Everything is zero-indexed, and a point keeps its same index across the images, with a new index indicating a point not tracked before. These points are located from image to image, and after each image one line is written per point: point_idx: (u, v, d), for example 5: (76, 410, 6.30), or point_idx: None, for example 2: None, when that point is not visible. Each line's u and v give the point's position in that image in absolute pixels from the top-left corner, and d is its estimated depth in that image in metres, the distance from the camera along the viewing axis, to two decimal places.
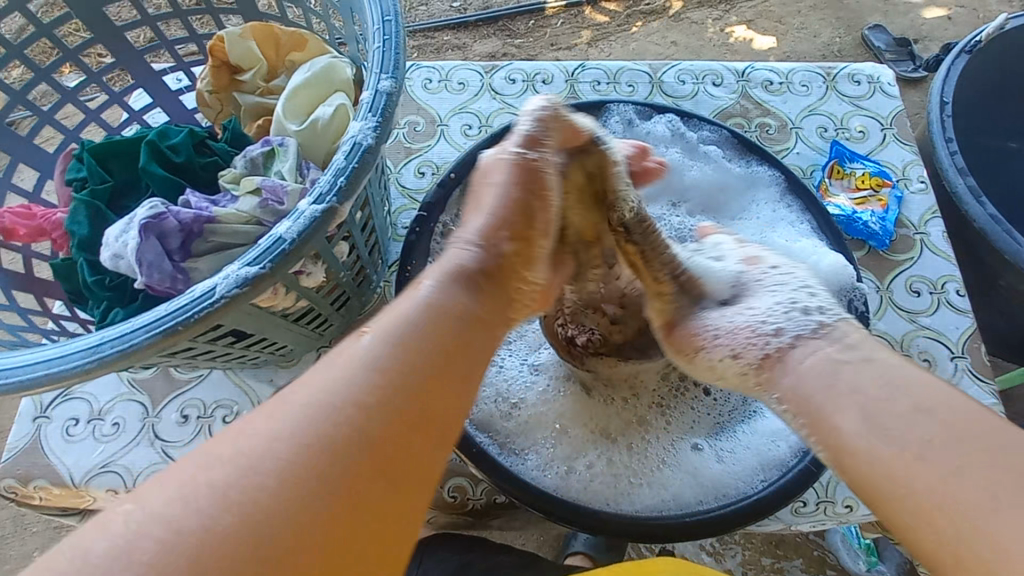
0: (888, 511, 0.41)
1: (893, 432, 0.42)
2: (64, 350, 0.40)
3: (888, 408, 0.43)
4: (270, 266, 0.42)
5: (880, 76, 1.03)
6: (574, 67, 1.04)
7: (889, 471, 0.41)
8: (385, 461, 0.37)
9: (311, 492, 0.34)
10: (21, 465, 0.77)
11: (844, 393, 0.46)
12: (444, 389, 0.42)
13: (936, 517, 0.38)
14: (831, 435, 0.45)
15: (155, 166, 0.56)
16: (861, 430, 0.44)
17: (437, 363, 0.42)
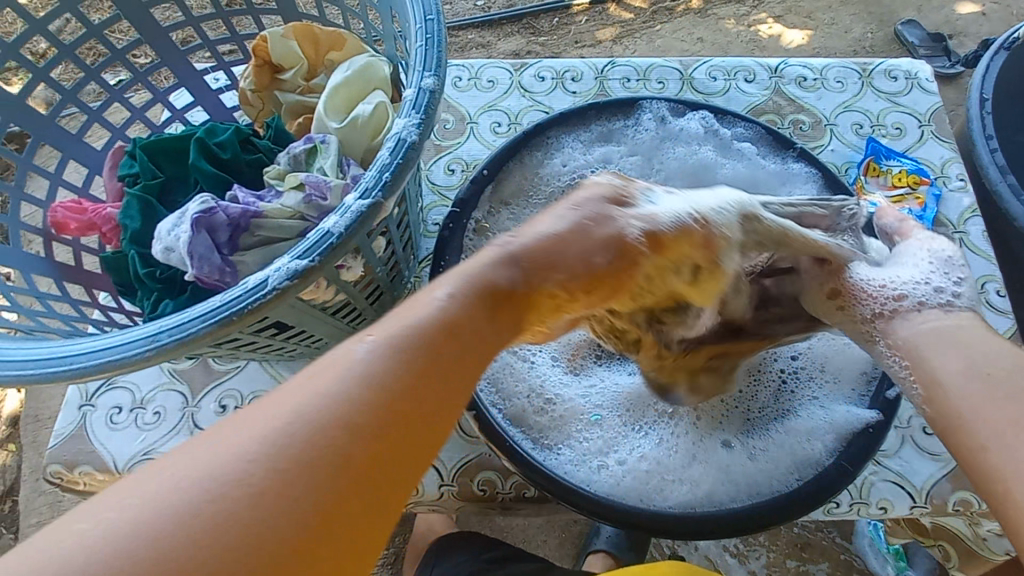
0: (966, 455, 0.45)
1: (1006, 389, 0.46)
2: (125, 338, 0.41)
3: (993, 368, 0.47)
4: (319, 259, 0.43)
5: (918, 72, 1.01)
6: (603, 64, 1.04)
7: (977, 420, 0.45)
8: (387, 447, 0.33)
9: (320, 474, 0.31)
10: (68, 450, 0.81)
11: (959, 346, 0.50)
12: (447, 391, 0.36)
13: (1004, 449, 0.43)
14: (929, 372, 0.50)
15: (203, 162, 0.58)
16: (963, 374, 0.48)
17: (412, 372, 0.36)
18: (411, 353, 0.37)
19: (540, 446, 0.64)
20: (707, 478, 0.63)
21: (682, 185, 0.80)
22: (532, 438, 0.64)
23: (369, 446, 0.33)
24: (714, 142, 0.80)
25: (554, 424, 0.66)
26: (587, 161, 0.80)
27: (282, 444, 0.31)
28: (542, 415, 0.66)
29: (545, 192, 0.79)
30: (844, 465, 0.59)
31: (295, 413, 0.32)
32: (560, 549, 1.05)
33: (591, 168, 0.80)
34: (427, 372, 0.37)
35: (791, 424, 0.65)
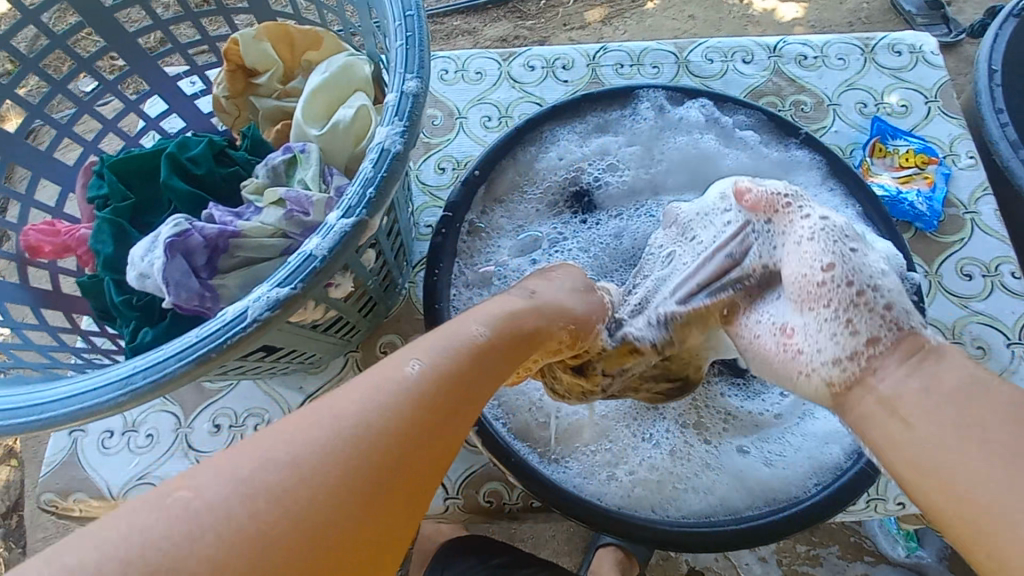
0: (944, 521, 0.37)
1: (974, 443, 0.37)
2: (98, 382, 0.39)
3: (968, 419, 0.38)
4: (301, 285, 0.40)
5: (923, 45, 0.97)
6: (595, 50, 1.00)
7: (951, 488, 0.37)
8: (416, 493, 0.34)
9: (355, 471, 0.31)
10: (61, 478, 0.78)
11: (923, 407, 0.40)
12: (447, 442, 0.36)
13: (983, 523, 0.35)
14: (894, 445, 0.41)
15: (176, 179, 0.54)
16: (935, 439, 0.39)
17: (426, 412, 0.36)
18: (456, 367, 0.40)
19: (547, 460, 0.61)
20: (722, 486, 0.60)
21: (682, 178, 0.77)
22: (539, 453, 0.62)
23: (409, 442, 0.34)
24: (715, 130, 0.76)
25: (561, 435, 0.63)
26: (583, 155, 0.76)
27: (303, 452, 0.31)
28: (548, 426, 0.64)
29: (540, 190, 0.76)
30: (865, 468, 0.57)
31: (325, 428, 0.32)
32: (569, 543, 1.03)
33: (587, 162, 0.77)
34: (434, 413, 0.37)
35: (804, 428, 0.63)
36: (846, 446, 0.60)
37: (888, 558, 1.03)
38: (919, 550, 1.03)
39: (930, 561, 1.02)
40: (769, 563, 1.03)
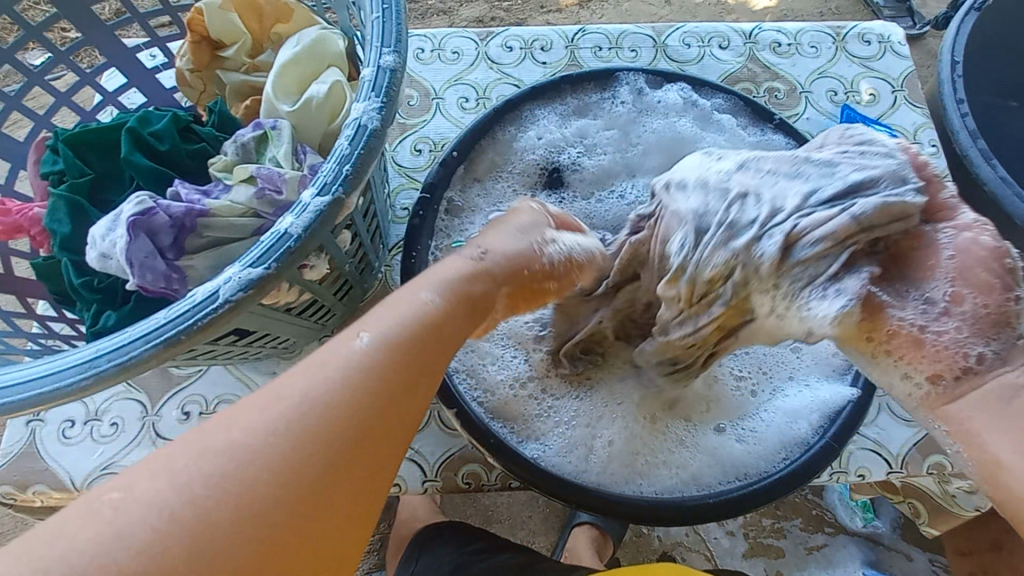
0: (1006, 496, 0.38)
1: None
2: (59, 366, 0.37)
3: None
4: (275, 265, 0.38)
5: (891, 35, 0.99)
6: (573, 32, 0.99)
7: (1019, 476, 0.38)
8: (342, 465, 0.32)
9: (308, 463, 0.31)
10: (18, 469, 0.75)
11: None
12: (380, 445, 0.34)
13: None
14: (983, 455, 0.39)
15: (138, 155, 0.51)
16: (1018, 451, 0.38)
17: (383, 395, 0.35)
18: (441, 310, 0.40)
19: (525, 440, 0.62)
20: (696, 463, 0.62)
21: (659, 160, 0.77)
22: (517, 433, 0.62)
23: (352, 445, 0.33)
24: (693, 114, 0.76)
25: (538, 415, 0.64)
26: (563, 137, 0.76)
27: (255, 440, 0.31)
28: (528, 405, 0.64)
29: (520, 167, 0.75)
30: (829, 441, 0.60)
31: (300, 399, 0.33)
32: (545, 523, 1.05)
33: (566, 143, 0.76)
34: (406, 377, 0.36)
35: (776, 406, 0.65)
36: (815, 422, 0.62)
37: (846, 528, 1.08)
38: (875, 521, 1.08)
39: (884, 530, 1.08)
40: (736, 537, 1.07)
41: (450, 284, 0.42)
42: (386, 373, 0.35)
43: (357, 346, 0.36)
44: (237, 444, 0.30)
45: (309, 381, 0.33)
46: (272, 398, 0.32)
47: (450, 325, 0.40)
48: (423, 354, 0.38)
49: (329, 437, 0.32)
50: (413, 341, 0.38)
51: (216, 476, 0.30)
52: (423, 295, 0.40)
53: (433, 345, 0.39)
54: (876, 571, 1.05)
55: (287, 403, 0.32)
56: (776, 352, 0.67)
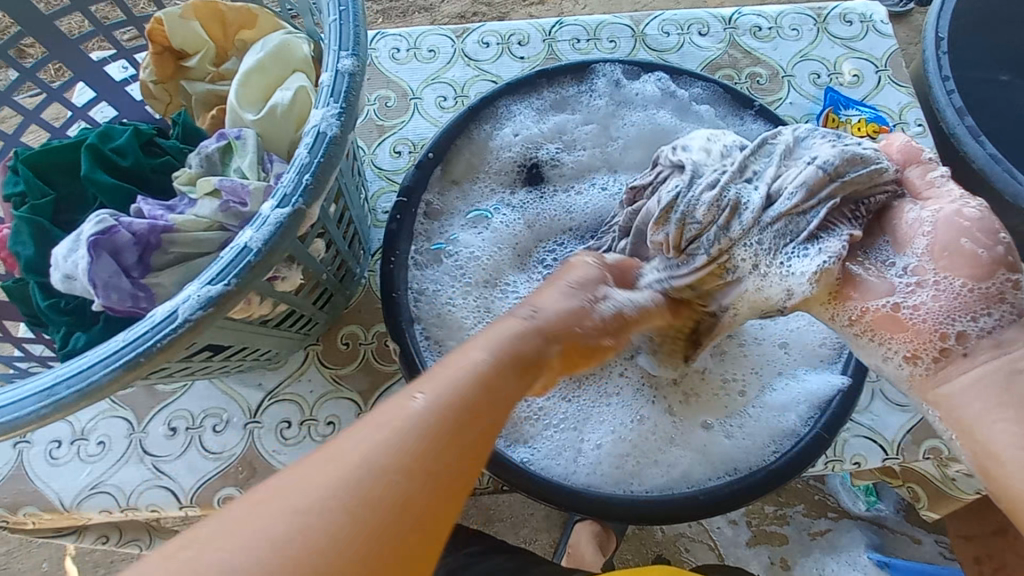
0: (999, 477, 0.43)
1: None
2: (18, 394, 0.36)
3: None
4: (236, 281, 0.37)
5: (873, 14, 0.98)
6: (551, 24, 0.97)
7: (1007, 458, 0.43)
8: (400, 547, 0.30)
9: (360, 547, 0.29)
10: (7, 492, 0.74)
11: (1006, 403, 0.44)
12: (433, 522, 0.32)
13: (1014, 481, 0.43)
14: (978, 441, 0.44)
15: (100, 172, 0.50)
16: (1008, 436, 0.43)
17: (442, 470, 0.33)
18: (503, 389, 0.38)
19: (515, 444, 0.61)
20: (685, 460, 0.61)
21: (638, 154, 0.75)
22: (504, 436, 0.61)
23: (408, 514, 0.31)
24: (672, 104, 0.75)
25: (527, 418, 0.63)
26: (541, 133, 0.75)
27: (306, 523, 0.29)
28: (516, 408, 0.63)
29: (498, 166, 0.74)
30: (819, 431, 0.59)
31: (349, 479, 0.31)
32: (548, 520, 1.05)
33: (544, 138, 0.75)
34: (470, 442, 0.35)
35: (766, 400, 0.64)
36: (804, 414, 0.62)
37: (849, 513, 1.07)
38: (879, 504, 1.07)
39: (887, 513, 1.07)
40: (739, 526, 1.07)
41: (503, 347, 0.40)
42: (453, 455, 0.34)
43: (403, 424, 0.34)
44: (317, 504, 0.30)
45: (365, 445, 0.32)
46: (320, 473, 0.31)
47: (500, 399, 0.38)
48: (479, 434, 0.36)
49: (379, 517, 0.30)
50: (469, 408, 0.36)
51: (254, 560, 0.28)
52: (478, 353, 0.39)
53: (503, 406, 0.38)
54: (880, 554, 1.05)
55: (327, 487, 0.31)
56: (766, 347, 0.66)
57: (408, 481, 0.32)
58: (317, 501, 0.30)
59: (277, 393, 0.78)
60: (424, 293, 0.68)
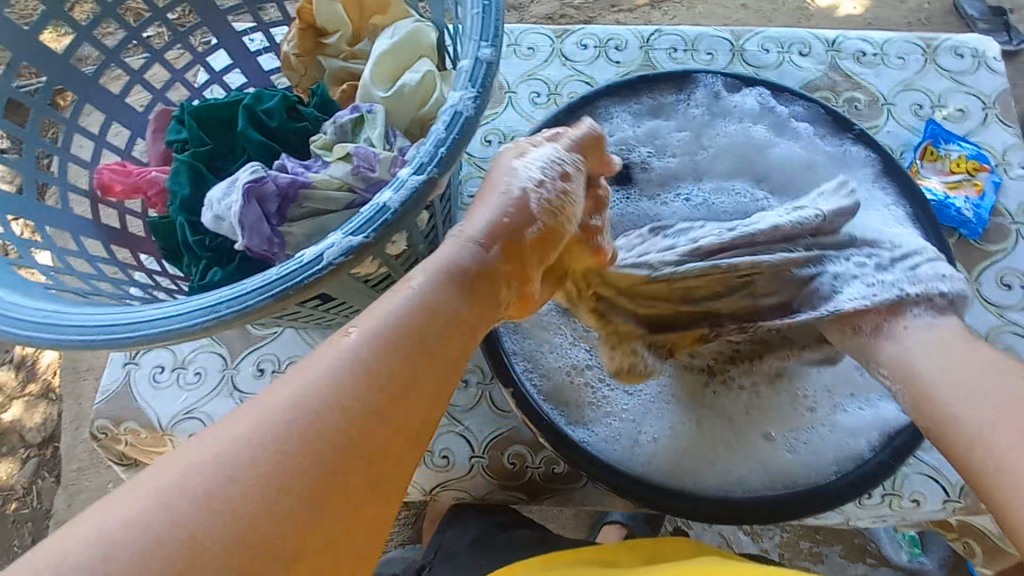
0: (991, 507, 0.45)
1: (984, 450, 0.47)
2: (184, 307, 0.42)
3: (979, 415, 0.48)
4: (373, 235, 0.42)
5: (987, 50, 0.95)
6: (649, 33, 1.00)
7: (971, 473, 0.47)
8: (341, 480, 0.34)
9: (298, 476, 0.33)
10: (113, 406, 0.83)
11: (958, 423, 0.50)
12: (385, 457, 0.36)
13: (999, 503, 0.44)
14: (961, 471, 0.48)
15: (251, 130, 0.57)
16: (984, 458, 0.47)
17: (371, 412, 0.36)
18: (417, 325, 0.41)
19: (576, 425, 0.64)
20: (742, 467, 0.62)
21: (728, 164, 0.75)
22: (567, 416, 0.64)
23: (344, 447, 0.35)
24: (770, 120, 0.76)
25: (588, 401, 0.65)
26: (635, 135, 0.76)
27: (234, 471, 0.32)
28: (581, 391, 0.66)
29: None
30: (887, 459, 0.59)
31: (265, 420, 0.34)
32: (576, 519, 1.08)
33: (637, 140, 0.76)
34: (402, 364, 0.39)
35: (836, 420, 0.64)
36: (872, 441, 0.62)
37: (891, 562, 1.04)
38: (923, 556, 1.03)
39: (932, 568, 1.01)
40: (770, 555, 1.06)
41: (439, 272, 0.44)
42: (376, 385, 0.37)
43: (331, 366, 0.37)
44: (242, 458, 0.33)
45: (294, 388, 0.36)
46: (268, 402, 0.35)
47: (444, 339, 0.42)
48: (408, 376, 0.39)
49: (307, 462, 0.34)
50: (398, 344, 0.39)
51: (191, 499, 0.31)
52: (415, 280, 0.43)
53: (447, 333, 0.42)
54: None
55: (256, 439, 0.34)
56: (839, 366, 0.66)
57: (334, 429, 0.35)
58: (257, 453, 0.33)
59: None
60: None
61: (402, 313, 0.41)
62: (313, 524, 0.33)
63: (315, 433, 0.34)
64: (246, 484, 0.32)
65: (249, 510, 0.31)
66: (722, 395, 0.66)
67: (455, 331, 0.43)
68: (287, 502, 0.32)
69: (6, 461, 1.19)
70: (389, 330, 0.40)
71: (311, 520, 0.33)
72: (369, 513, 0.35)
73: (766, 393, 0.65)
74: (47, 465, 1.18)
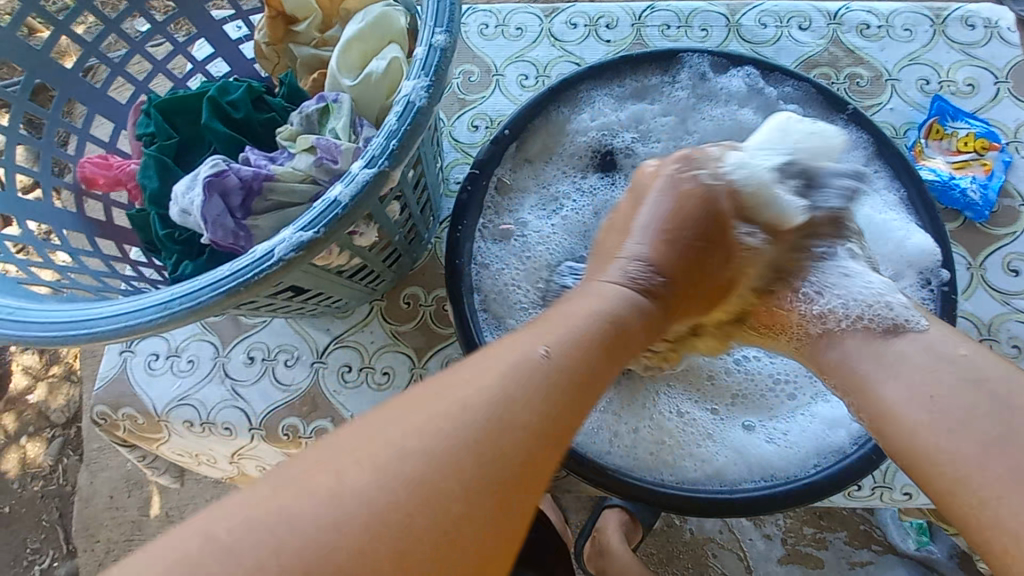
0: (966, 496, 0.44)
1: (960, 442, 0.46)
2: (140, 304, 0.42)
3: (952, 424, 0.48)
4: (324, 230, 0.42)
5: (1000, 19, 0.89)
6: (642, 9, 0.96)
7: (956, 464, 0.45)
8: (504, 490, 0.36)
9: (464, 475, 0.35)
10: (110, 393, 0.85)
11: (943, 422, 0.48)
12: (541, 472, 0.38)
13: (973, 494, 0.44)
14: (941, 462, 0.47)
15: (217, 123, 0.56)
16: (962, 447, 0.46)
17: (545, 426, 0.39)
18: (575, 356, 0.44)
19: None
20: (721, 457, 0.62)
21: None
22: None
23: (519, 462, 0.37)
24: (758, 102, 0.73)
25: None
26: (618, 120, 0.75)
27: (403, 454, 0.35)
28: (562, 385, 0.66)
29: (570, 151, 0.76)
30: (868, 452, 0.57)
31: (434, 439, 0.35)
32: (579, 502, 1.08)
33: (621, 126, 0.76)
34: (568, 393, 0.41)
35: (814, 412, 0.63)
36: (854, 432, 0.60)
37: (896, 549, 1.03)
38: (930, 545, 1.02)
39: (939, 556, 1.01)
40: (773, 541, 1.05)
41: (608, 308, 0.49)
42: (549, 405, 0.40)
43: (508, 370, 0.40)
44: (436, 450, 0.35)
45: (471, 391, 0.38)
46: (447, 397, 0.38)
47: (598, 371, 0.45)
48: (569, 405, 0.41)
49: (489, 470, 0.36)
50: (568, 373, 0.42)
51: (371, 482, 0.33)
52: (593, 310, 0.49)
53: (596, 378, 0.44)
54: None
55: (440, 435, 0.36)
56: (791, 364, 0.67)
57: (508, 437, 0.37)
58: (442, 446, 0.36)
59: (342, 338, 0.85)
60: (486, 266, 0.71)
61: (586, 336, 0.46)
62: (463, 540, 0.34)
63: (494, 438, 0.37)
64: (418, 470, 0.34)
65: (428, 510, 0.33)
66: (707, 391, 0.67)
67: (601, 369, 0.45)
68: (451, 499, 0.34)
69: (33, 442, 1.24)
70: (566, 363, 0.42)
71: (471, 535, 0.34)
72: (505, 529, 0.35)
73: (750, 388, 0.67)
74: (71, 444, 1.24)
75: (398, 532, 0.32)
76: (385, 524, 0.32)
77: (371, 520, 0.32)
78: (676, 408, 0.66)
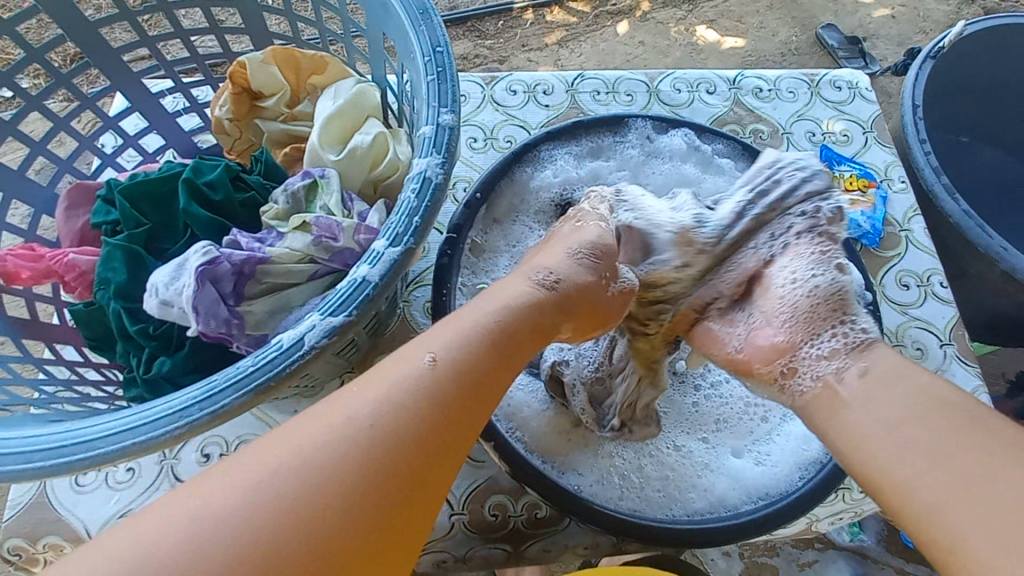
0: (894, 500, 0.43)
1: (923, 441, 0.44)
2: (150, 414, 0.38)
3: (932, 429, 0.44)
4: (356, 312, 0.41)
5: (859, 82, 1.10)
6: (573, 77, 1.06)
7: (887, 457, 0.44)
8: (425, 468, 0.36)
9: (371, 477, 0.34)
10: (27, 522, 0.72)
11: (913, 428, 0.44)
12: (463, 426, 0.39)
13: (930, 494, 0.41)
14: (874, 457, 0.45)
15: (196, 206, 0.55)
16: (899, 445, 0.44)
17: (457, 406, 0.39)
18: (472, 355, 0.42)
19: (564, 474, 0.64)
20: (719, 484, 0.65)
21: None
22: (556, 467, 0.64)
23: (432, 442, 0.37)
24: (696, 157, 0.82)
25: (569, 448, 0.66)
26: (578, 177, 0.81)
27: (295, 470, 0.33)
28: (568, 442, 0.67)
29: (535, 206, 0.80)
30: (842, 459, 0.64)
31: (314, 444, 0.34)
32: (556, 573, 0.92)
33: (580, 182, 0.81)
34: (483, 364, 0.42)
35: (790, 430, 0.69)
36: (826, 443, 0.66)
37: (834, 544, 1.11)
38: (862, 535, 1.11)
39: (870, 543, 1.10)
40: (732, 558, 1.07)
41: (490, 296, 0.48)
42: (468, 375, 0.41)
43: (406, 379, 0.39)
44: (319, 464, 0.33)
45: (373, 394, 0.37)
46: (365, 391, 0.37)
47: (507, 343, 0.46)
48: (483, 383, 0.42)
49: (404, 448, 0.36)
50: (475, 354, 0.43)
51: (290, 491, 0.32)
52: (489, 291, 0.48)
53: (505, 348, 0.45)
54: None
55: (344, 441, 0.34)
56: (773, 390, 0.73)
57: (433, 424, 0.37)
58: (328, 454, 0.34)
59: None
60: None
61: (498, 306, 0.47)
62: (368, 527, 0.33)
63: (380, 436, 0.35)
64: (307, 494, 0.32)
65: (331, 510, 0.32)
66: (691, 423, 0.72)
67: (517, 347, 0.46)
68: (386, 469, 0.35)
69: None
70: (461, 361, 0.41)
71: (364, 526, 0.33)
72: (412, 530, 0.35)
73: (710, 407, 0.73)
74: None
75: (310, 524, 0.31)
76: (307, 519, 0.32)
77: (308, 506, 0.32)
78: (663, 439, 0.70)
